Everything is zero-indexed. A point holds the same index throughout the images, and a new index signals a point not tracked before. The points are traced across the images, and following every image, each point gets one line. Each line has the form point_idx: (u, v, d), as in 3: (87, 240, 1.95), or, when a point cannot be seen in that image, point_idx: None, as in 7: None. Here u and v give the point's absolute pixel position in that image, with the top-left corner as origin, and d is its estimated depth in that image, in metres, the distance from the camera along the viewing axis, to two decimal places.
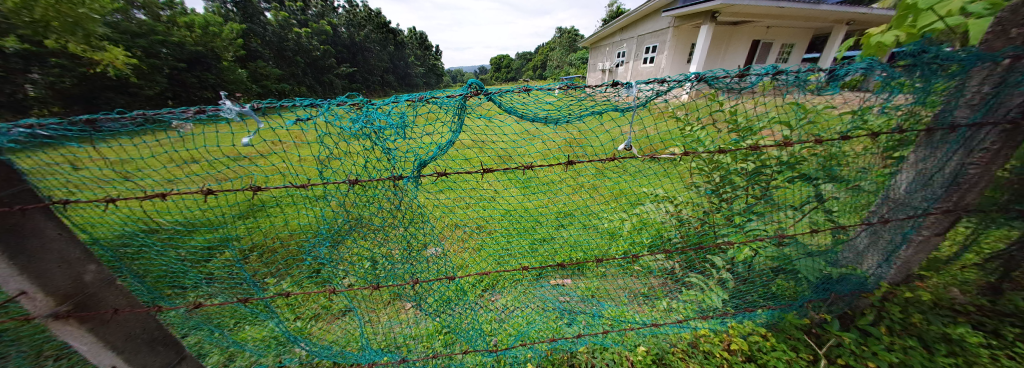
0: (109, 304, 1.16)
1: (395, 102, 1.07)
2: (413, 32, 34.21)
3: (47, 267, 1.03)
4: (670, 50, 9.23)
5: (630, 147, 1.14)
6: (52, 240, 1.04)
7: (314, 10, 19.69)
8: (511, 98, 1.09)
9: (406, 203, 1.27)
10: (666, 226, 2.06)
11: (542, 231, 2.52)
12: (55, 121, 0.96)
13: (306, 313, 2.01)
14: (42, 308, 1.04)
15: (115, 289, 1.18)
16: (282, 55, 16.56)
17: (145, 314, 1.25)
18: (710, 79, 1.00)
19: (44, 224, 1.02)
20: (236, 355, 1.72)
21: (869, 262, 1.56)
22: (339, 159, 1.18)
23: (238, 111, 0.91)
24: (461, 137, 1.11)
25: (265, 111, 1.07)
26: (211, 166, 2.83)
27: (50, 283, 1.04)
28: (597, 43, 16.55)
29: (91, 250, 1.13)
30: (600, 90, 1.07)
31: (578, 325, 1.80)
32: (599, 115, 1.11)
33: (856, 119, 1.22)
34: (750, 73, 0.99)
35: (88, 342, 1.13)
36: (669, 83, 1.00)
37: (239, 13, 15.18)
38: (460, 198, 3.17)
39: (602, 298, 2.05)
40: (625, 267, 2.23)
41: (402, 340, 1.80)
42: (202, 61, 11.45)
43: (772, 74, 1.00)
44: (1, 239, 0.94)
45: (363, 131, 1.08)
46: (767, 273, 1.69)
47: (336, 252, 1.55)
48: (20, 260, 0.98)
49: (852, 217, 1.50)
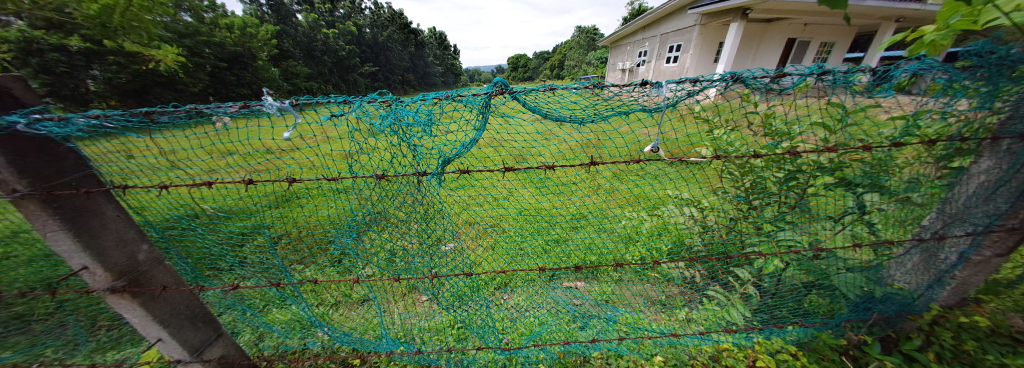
0: (158, 281, 1.26)
1: (422, 100, 1.08)
2: (434, 33, 35.03)
3: (107, 245, 1.14)
4: (695, 49, 8.93)
5: (657, 149, 0.99)
6: (112, 221, 1.14)
7: (341, 11, 20.53)
8: (536, 97, 1.09)
9: (427, 198, 1.31)
10: (688, 231, 1.99)
11: (557, 232, 2.51)
12: (121, 113, 1.07)
13: (328, 300, 2.11)
14: (102, 282, 1.15)
15: (164, 268, 1.29)
16: (311, 55, 17.42)
17: (188, 293, 1.35)
18: (747, 79, 0.92)
19: (104, 206, 1.13)
20: (265, 335, 1.84)
21: (918, 281, 1.43)
22: (367, 154, 1.24)
23: (279, 107, 0.97)
24: (485, 135, 1.12)
25: (302, 107, 1.13)
26: (250, 158, 3.04)
27: (108, 260, 1.14)
28: (618, 42, 16.05)
29: (144, 231, 1.24)
30: (626, 90, 1.02)
31: (591, 329, 1.79)
32: (626, 115, 1.06)
33: (910, 125, 1.12)
34: (792, 73, 0.90)
35: (139, 315, 1.24)
36: (703, 83, 0.94)
37: (274, 14, 16.19)
38: (477, 196, 3.25)
39: (616, 303, 2.02)
40: (642, 274, 2.18)
41: (417, 332, 1.85)
42: (240, 60, 12.25)
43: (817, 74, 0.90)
44: (69, 218, 1.06)
45: (391, 128, 1.12)
46: (798, 288, 1.59)
47: (359, 245, 1.60)
48: (84, 237, 1.09)
49: (898, 231, 1.39)
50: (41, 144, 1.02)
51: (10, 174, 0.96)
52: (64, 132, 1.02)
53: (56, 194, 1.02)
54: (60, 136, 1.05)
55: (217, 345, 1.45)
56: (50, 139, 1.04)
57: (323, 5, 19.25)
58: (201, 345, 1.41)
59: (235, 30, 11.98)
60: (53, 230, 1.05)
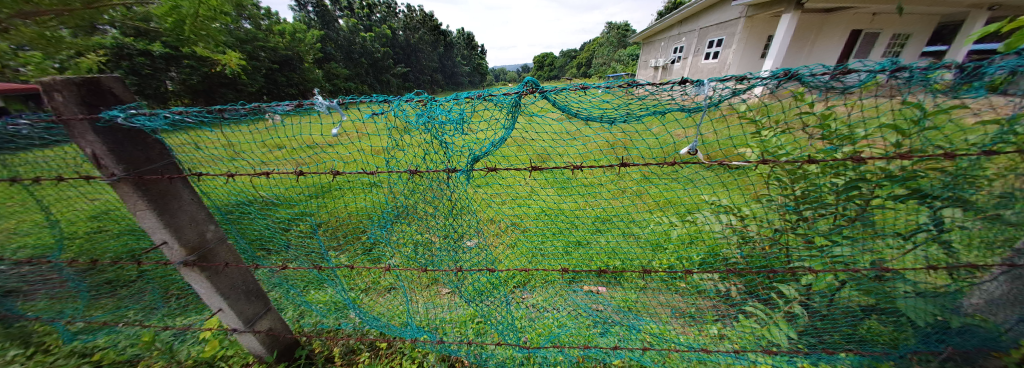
0: (221, 258, 1.43)
1: (455, 99, 1.12)
2: (463, 34, 35.96)
3: (182, 224, 1.31)
4: (739, 45, 8.36)
5: (695, 150, 0.89)
6: (187, 203, 1.31)
7: (378, 16, 21.75)
8: (566, 96, 1.07)
9: (455, 194, 1.35)
10: (722, 240, 1.88)
11: (579, 234, 2.49)
12: (197, 110, 1.22)
13: (360, 286, 2.25)
14: (177, 256, 1.32)
15: (226, 247, 1.45)
16: (351, 57, 18.64)
17: (245, 270, 1.51)
18: (806, 76, 0.81)
19: (181, 190, 1.29)
20: (305, 313, 2.00)
21: (1007, 313, 1.23)
22: (402, 150, 1.31)
23: (328, 106, 1.06)
24: (513, 134, 1.13)
25: (346, 105, 1.23)
26: (298, 151, 3.35)
27: (183, 237, 1.31)
28: (652, 39, 15.33)
29: (211, 213, 1.41)
30: (663, 89, 0.96)
31: (613, 336, 1.74)
32: (661, 115, 1.00)
33: (1005, 131, 0.96)
34: (860, 69, 0.77)
35: (205, 287, 1.41)
36: (751, 80, 0.85)
37: (319, 21, 17.60)
38: (500, 194, 3.32)
39: (640, 312, 1.95)
40: (669, 283, 2.10)
41: (439, 323, 1.91)
42: (290, 63, 13.45)
43: (893, 71, 0.77)
44: (154, 200, 1.22)
45: (426, 125, 1.18)
46: (854, 311, 1.42)
47: (389, 236, 1.69)
48: (165, 217, 1.25)
49: (984, 253, 1.19)
50: (133, 136, 1.18)
51: (111, 161, 1.13)
52: (153, 125, 1.17)
53: (145, 179, 1.19)
54: (149, 129, 1.21)
55: (266, 319, 1.61)
56: (140, 131, 1.21)
57: (362, 10, 20.56)
58: (254, 317, 1.57)
59: (286, 35, 13.15)
60: (142, 209, 1.22)
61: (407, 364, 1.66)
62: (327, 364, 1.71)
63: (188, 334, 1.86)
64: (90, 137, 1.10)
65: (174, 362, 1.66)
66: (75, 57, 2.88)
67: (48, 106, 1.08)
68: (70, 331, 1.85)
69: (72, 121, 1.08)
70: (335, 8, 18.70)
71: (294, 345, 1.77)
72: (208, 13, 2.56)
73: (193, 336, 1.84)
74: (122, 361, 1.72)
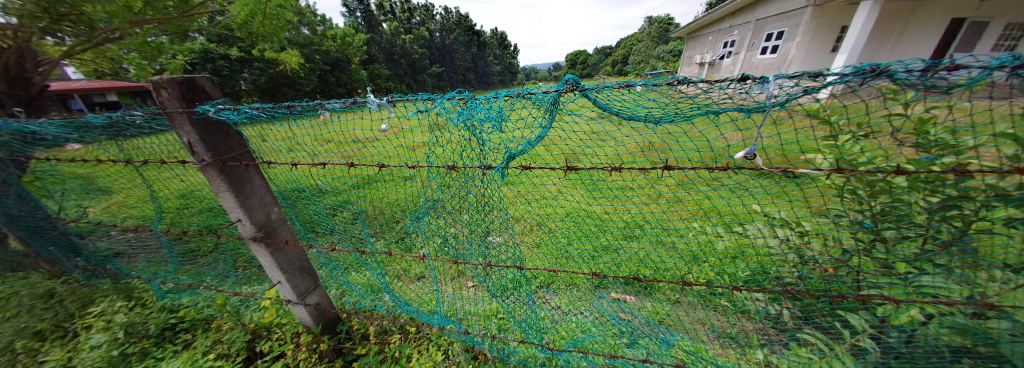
0: (282, 237, 1.60)
1: (495, 98, 1.13)
2: (498, 35, 36.54)
3: (253, 205, 1.48)
4: (801, 39, 7.60)
5: (753, 155, 0.80)
6: (258, 187, 1.49)
7: (418, 19, 22.89)
8: (608, 95, 1.04)
9: (489, 191, 1.37)
10: (774, 257, 1.71)
11: (606, 239, 2.43)
12: (270, 106, 1.36)
13: (394, 272, 2.40)
14: (248, 232, 1.50)
15: (286, 227, 1.63)
16: (392, 59, 19.80)
17: (300, 248, 1.68)
18: (898, 72, 0.70)
19: (253, 175, 1.47)
20: (346, 293, 2.18)
21: None
22: (441, 146, 1.36)
23: (379, 103, 1.15)
24: (551, 133, 1.13)
25: (393, 102, 1.30)
26: (346, 145, 3.66)
27: (254, 216, 1.49)
28: (698, 33, 14.27)
29: (275, 197, 1.59)
30: (719, 87, 0.88)
31: (641, 349, 1.66)
32: (716, 117, 0.92)
33: None
34: (973, 65, 0.65)
35: (268, 261, 1.59)
36: (829, 78, 0.74)
37: (366, 25, 18.95)
38: (527, 194, 3.37)
39: (671, 326, 1.85)
40: (707, 299, 1.96)
41: (465, 314, 1.97)
42: (340, 65, 14.65)
43: (1016, 66, 0.64)
44: (232, 183, 1.40)
45: (466, 123, 1.21)
46: (944, 352, 1.20)
47: (423, 228, 1.77)
48: (241, 198, 1.43)
49: None
50: (220, 128, 1.37)
51: (203, 149, 1.32)
52: (234, 118, 1.34)
53: (228, 164, 1.37)
54: (230, 122, 1.38)
55: (315, 294, 1.78)
56: (225, 124, 1.39)
57: (404, 14, 21.76)
58: (305, 292, 1.74)
59: (338, 39, 14.35)
60: (222, 190, 1.40)
61: (433, 351, 1.73)
62: (363, 342, 1.84)
63: (251, 301, 2.12)
64: (188, 128, 1.28)
65: (240, 324, 1.89)
66: (174, 59, 3.40)
67: (157, 101, 1.27)
68: (163, 290, 2.19)
69: (174, 113, 1.26)
70: (380, 12, 20.08)
71: (336, 321, 1.93)
72: (277, 19, 2.88)
73: (254, 303, 2.09)
74: (200, 319, 2.00)
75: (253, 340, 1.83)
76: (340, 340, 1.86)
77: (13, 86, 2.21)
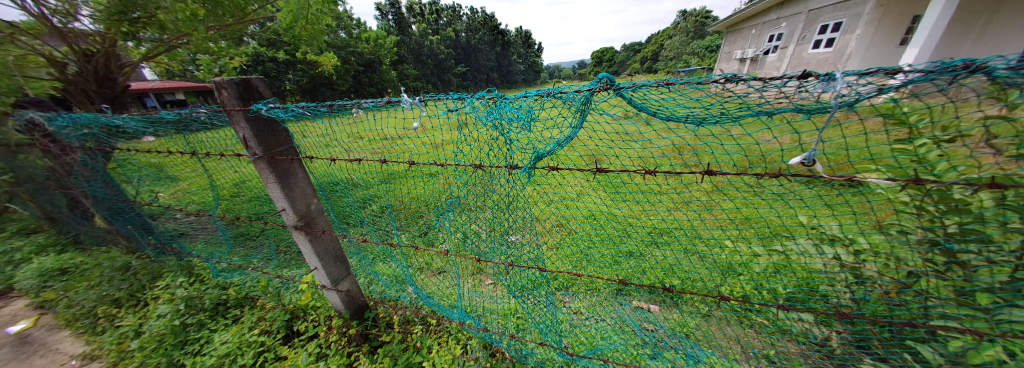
0: (320, 226, 1.71)
1: (525, 97, 1.11)
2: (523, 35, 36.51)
3: (296, 196, 1.59)
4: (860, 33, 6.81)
5: (812, 161, 0.71)
6: (300, 179, 1.59)
7: (445, 21, 23.46)
8: (644, 94, 0.98)
9: (514, 191, 1.35)
10: (825, 274, 1.54)
11: (630, 244, 2.34)
12: (313, 105, 1.44)
13: (418, 265, 2.47)
14: (291, 220, 1.61)
15: (323, 217, 1.74)
16: (421, 59, 20.46)
17: (335, 238, 1.79)
18: (1001, 68, 0.59)
19: (296, 169, 1.58)
20: (374, 282, 2.28)
21: None
22: (469, 144, 1.37)
23: (411, 103, 1.18)
24: (580, 133, 1.08)
25: (425, 100, 1.33)
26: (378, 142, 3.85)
27: (296, 206, 1.60)
28: (738, 28, 13.30)
29: (314, 189, 1.69)
30: (774, 86, 0.79)
31: (664, 362, 1.58)
32: (767, 118, 0.83)
33: None
34: None
35: (307, 248, 1.69)
36: (910, 76, 0.64)
37: (397, 28, 19.72)
38: (549, 195, 3.34)
39: (698, 341, 1.74)
40: (741, 314, 1.82)
41: (484, 311, 1.98)
42: (373, 65, 15.39)
43: None
44: (279, 175, 1.50)
45: (495, 122, 1.20)
46: None
47: (447, 224, 1.79)
48: (285, 189, 1.54)
49: None
50: (270, 124, 1.48)
51: (254, 143, 1.42)
52: (282, 115, 1.43)
53: (276, 158, 1.48)
54: (277, 119, 1.49)
55: (347, 282, 1.88)
56: (274, 121, 1.50)
57: (433, 16, 22.39)
58: (338, 279, 1.84)
59: (372, 41, 15.07)
60: (270, 181, 1.51)
61: (452, 344, 1.76)
62: (387, 330, 1.92)
63: (290, 284, 2.28)
64: (243, 124, 1.40)
65: (280, 304, 2.04)
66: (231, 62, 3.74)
67: (217, 100, 1.38)
68: (217, 269, 2.42)
69: (232, 111, 1.37)
70: (411, 15, 20.81)
71: (363, 308, 2.03)
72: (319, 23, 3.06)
73: (292, 286, 2.25)
74: (246, 298, 2.18)
75: (291, 320, 1.97)
76: (367, 326, 1.95)
77: (101, 86, 2.56)
